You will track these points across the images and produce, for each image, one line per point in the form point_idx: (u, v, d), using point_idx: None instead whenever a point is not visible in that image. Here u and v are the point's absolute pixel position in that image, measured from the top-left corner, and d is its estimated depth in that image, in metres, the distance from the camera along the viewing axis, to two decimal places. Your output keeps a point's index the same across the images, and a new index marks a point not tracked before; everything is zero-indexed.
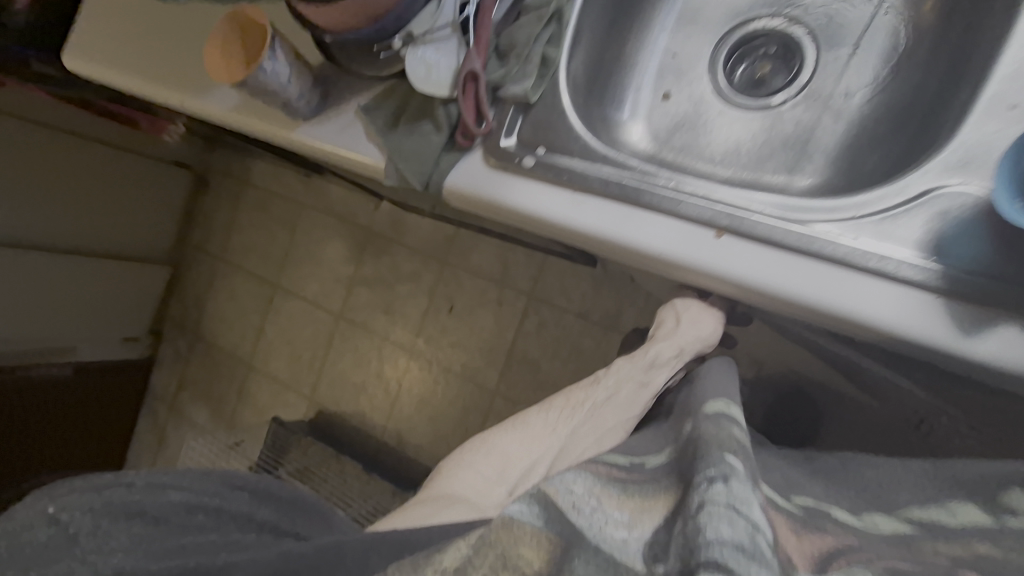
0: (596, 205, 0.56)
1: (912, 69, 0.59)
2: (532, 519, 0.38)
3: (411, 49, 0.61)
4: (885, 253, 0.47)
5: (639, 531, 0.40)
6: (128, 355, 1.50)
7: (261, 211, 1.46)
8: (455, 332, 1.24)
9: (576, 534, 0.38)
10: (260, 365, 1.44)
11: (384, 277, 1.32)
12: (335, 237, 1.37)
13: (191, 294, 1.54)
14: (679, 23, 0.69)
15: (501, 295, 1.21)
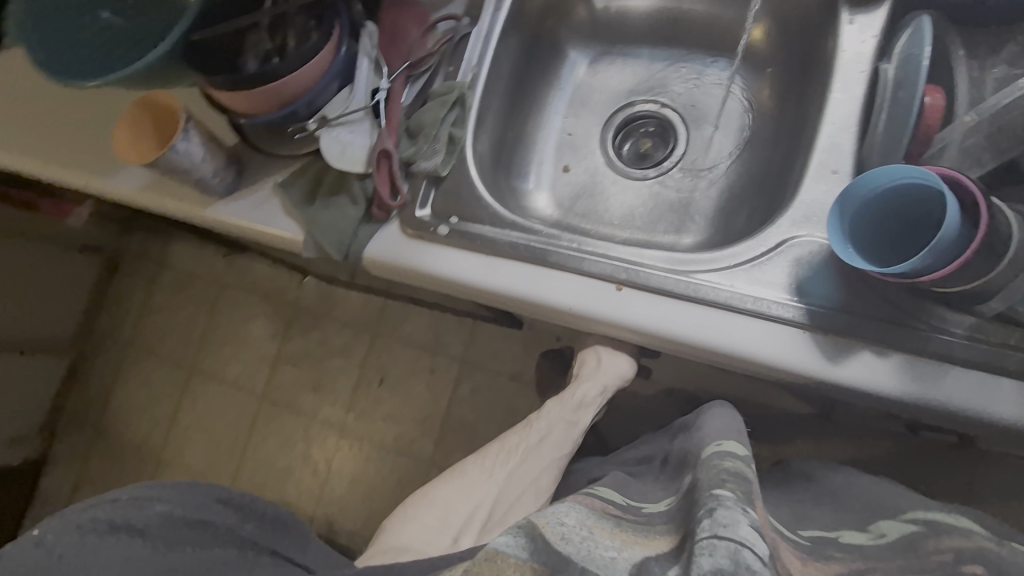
0: (511, 267, 0.62)
1: (760, 147, 0.74)
2: (517, 550, 0.48)
3: (326, 130, 0.65)
4: (758, 296, 0.54)
5: (627, 553, 0.50)
6: (10, 459, 1.42)
7: (178, 292, 1.53)
8: (389, 401, 1.36)
9: (560, 560, 0.47)
10: (171, 458, 1.44)
11: (313, 353, 1.43)
12: (260, 315, 1.47)
13: (102, 378, 1.53)
14: (573, 107, 0.84)
15: (434, 363, 1.36)
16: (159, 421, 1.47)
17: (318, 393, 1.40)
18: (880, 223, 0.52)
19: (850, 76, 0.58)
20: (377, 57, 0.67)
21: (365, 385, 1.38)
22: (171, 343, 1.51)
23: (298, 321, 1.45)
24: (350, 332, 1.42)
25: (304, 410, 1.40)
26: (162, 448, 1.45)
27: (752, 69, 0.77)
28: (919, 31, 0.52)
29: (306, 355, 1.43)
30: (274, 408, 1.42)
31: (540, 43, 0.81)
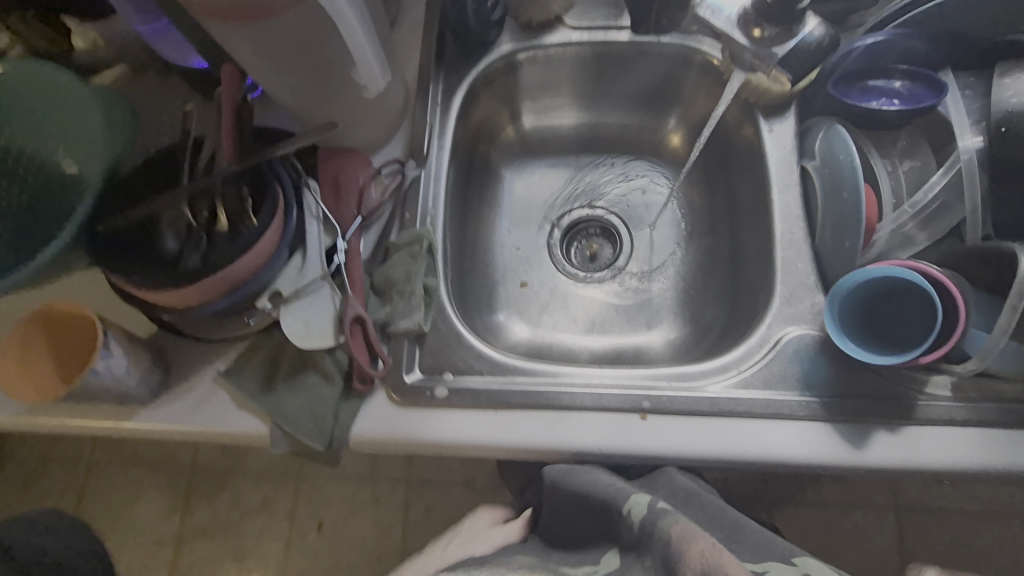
0: (524, 417, 0.58)
1: (700, 237, 0.80)
2: None
3: (284, 308, 0.57)
4: (776, 399, 0.56)
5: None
6: None
7: (22, 489, 1.17)
8: (333, 552, 1.13)
9: None
10: None
11: (225, 520, 1.15)
12: (148, 490, 1.16)
13: None
14: (514, 222, 0.82)
15: (376, 491, 1.16)
16: None
17: (242, 564, 1.12)
18: (862, 317, 0.57)
19: (784, 177, 0.65)
20: (327, 215, 0.62)
21: (302, 533, 1.14)
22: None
23: (200, 482, 1.16)
24: (269, 483, 1.16)
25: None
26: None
27: (675, 167, 0.83)
28: (835, 138, 0.61)
29: (218, 525, 1.14)
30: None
31: (475, 165, 0.78)
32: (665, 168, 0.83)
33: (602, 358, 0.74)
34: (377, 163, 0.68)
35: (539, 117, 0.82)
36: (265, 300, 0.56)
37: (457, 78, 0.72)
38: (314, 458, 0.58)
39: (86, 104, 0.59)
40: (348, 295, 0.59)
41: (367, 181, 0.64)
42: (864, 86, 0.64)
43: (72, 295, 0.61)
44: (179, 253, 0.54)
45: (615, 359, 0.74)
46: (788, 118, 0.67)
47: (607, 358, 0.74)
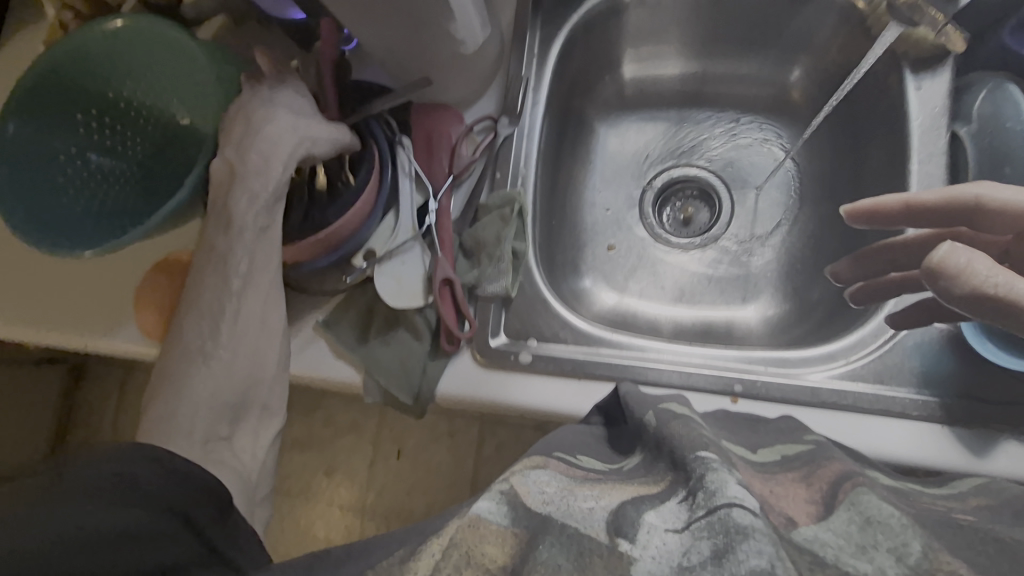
0: (606, 388, 0.57)
1: (811, 202, 0.72)
2: (499, 518, 0.37)
3: (378, 267, 0.59)
4: (889, 395, 0.52)
5: (608, 502, 0.39)
6: None
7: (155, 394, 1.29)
8: (410, 476, 1.22)
9: (542, 522, 0.37)
10: None
11: (318, 437, 1.26)
12: None
13: None
14: (605, 180, 0.78)
15: (453, 427, 1.22)
16: None
17: (330, 479, 1.24)
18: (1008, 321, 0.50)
19: (929, 143, 0.56)
20: (419, 172, 0.62)
21: (384, 459, 1.23)
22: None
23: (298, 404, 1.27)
24: (356, 408, 1.25)
25: (318, 501, 1.24)
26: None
27: (791, 124, 0.74)
28: (1006, 98, 0.54)
29: (311, 441, 1.26)
30: (287, 499, 1.23)
31: (569, 119, 0.74)
32: (780, 125, 0.75)
33: (690, 331, 0.71)
34: (469, 119, 0.66)
35: (642, 66, 0.76)
36: (361, 258, 0.59)
37: (555, 26, 0.67)
38: (404, 409, 0.61)
39: (198, 63, 0.60)
40: (437, 255, 0.60)
41: (459, 137, 0.63)
42: None
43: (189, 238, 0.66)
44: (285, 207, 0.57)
45: (704, 331, 0.70)
46: (941, 73, 0.57)
47: (696, 330, 0.71)
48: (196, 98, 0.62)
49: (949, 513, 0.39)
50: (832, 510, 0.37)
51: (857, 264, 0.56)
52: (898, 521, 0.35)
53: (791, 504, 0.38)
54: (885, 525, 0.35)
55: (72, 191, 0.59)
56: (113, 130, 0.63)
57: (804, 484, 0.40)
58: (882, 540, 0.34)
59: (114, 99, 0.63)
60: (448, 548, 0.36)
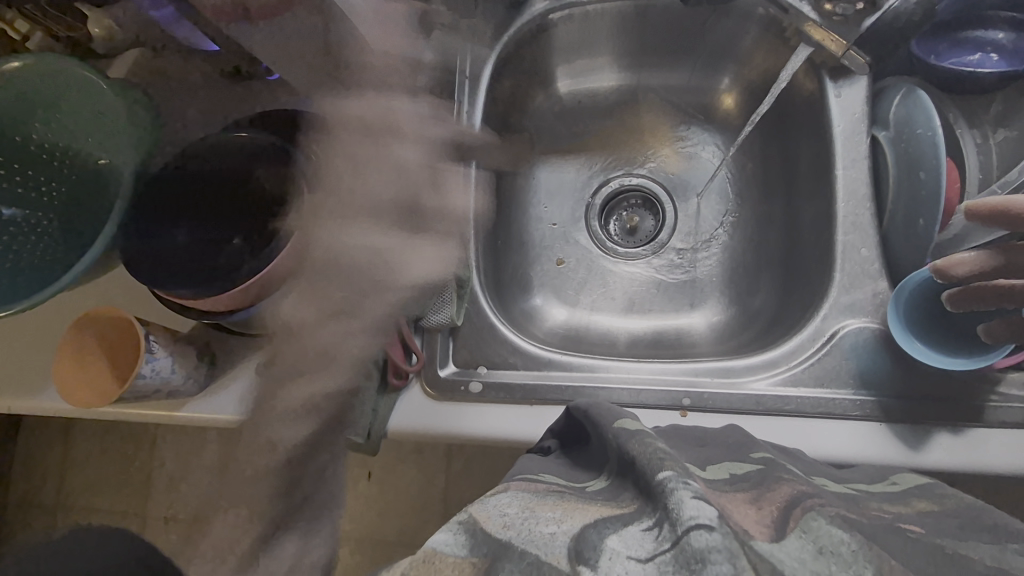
0: (555, 411, 0.57)
1: (749, 207, 0.74)
2: (456, 548, 0.33)
3: (319, 305, 0.58)
4: (828, 399, 0.53)
5: (570, 526, 0.34)
6: None
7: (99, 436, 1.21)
8: (379, 499, 1.20)
9: (501, 547, 0.32)
10: None
11: None
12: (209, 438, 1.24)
13: None
14: (550, 194, 0.78)
15: (420, 446, 1.20)
16: None
17: None
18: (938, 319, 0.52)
19: (851, 150, 0.58)
20: (354, 206, 0.60)
21: (351, 483, 1.21)
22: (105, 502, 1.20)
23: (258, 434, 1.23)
24: None
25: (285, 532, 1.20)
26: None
27: (725, 131, 0.76)
28: (917, 104, 0.54)
29: None
30: None
31: (508, 137, 0.74)
32: (716, 132, 0.76)
33: (641, 342, 0.71)
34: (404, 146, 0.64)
35: (577, 80, 0.76)
36: None
37: (486, 45, 0.66)
38: (356, 450, 0.59)
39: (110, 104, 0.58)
40: None
41: None
42: (955, 39, 0.56)
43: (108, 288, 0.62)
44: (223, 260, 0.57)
45: (655, 340, 0.71)
46: (858, 80, 0.59)
47: (647, 340, 0.71)
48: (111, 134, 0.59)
49: (895, 520, 0.37)
50: (784, 534, 0.32)
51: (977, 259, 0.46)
52: (850, 548, 0.31)
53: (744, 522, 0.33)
54: (838, 555, 0.31)
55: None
56: (19, 174, 0.57)
57: (754, 506, 0.36)
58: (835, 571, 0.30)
59: (22, 142, 0.57)
60: None
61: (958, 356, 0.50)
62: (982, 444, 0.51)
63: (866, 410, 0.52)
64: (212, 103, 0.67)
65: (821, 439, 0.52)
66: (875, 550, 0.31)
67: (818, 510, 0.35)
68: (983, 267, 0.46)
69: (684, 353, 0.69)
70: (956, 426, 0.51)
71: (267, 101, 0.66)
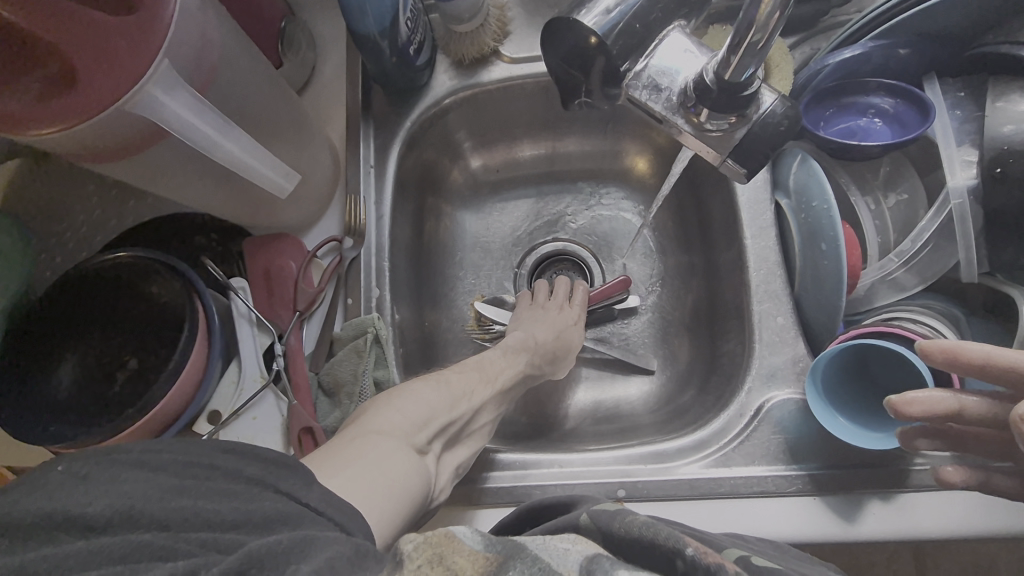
0: (491, 515, 0.54)
1: (676, 265, 0.74)
2: (475, 539, 0.30)
3: (226, 430, 0.55)
4: (760, 476, 0.52)
5: (584, 548, 0.33)
6: None
7: None
8: None
9: (515, 547, 0.30)
10: None
11: None
12: None
13: None
14: (476, 267, 0.76)
15: None
16: None
17: None
18: (850, 384, 0.53)
19: (756, 217, 0.60)
20: (260, 315, 0.57)
21: None
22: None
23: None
24: None
25: None
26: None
27: (643, 192, 0.76)
28: (810, 174, 0.55)
29: None
30: None
31: (426, 218, 0.72)
32: (633, 194, 0.76)
33: (580, 415, 0.69)
34: (311, 245, 0.62)
35: (491, 152, 0.75)
36: (205, 423, 0.55)
37: (389, 132, 0.65)
38: None
39: None
40: (292, 403, 0.55)
41: (301, 270, 0.59)
42: (841, 103, 0.58)
43: None
44: (117, 392, 0.54)
45: (593, 412, 0.69)
46: None
47: (586, 413, 0.69)
48: None
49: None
50: None
51: (932, 403, 0.42)
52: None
53: None
54: None
55: None
56: None
57: None
58: None
59: None
60: (420, 544, 0.29)
61: (878, 431, 0.49)
62: (913, 509, 0.51)
63: (798, 485, 0.52)
64: (104, 213, 0.64)
65: (757, 520, 0.51)
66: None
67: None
68: (934, 408, 0.42)
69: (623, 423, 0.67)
70: (888, 493, 0.51)
71: (162, 208, 0.63)
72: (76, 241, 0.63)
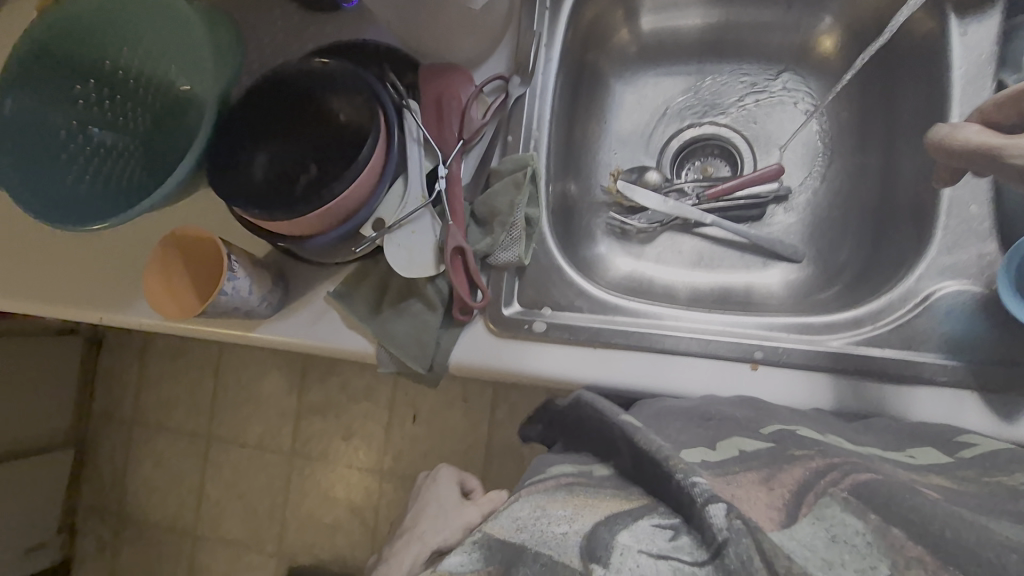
0: (622, 357, 0.56)
1: (842, 160, 0.69)
2: (473, 565, 0.38)
3: (388, 237, 0.57)
4: (917, 360, 0.50)
5: (581, 525, 0.39)
6: (34, 567, 1.31)
7: (177, 359, 1.38)
8: (427, 438, 1.25)
9: (517, 552, 0.37)
10: (208, 532, 1.33)
11: (336, 401, 1.30)
12: (273, 369, 1.33)
13: (110, 466, 1.39)
14: (621, 139, 0.75)
15: (467, 392, 1.24)
16: (187, 498, 1.35)
17: (351, 440, 1.28)
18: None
19: (971, 96, 0.55)
20: (427, 137, 0.59)
21: (401, 421, 1.26)
22: (181, 413, 1.37)
23: (313, 370, 1.31)
24: (372, 372, 1.28)
25: (339, 461, 1.28)
26: (196, 530, 1.34)
27: (817, 77, 0.71)
28: None
29: (331, 404, 1.30)
30: (310, 462, 1.29)
31: (584, 77, 0.71)
32: (807, 79, 0.72)
33: (708, 296, 0.69)
34: (478, 80, 0.63)
35: (658, 17, 0.72)
36: (370, 228, 0.57)
37: None
38: (420, 379, 0.61)
39: (191, 27, 0.63)
40: (449, 224, 0.58)
41: (470, 99, 0.60)
42: None
43: (185, 211, 0.64)
44: (302, 191, 0.58)
45: (722, 296, 0.69)
46: (988, 18, 0.56)
47: (714, 296, 0.69)
48: (192, 65, 0.65)
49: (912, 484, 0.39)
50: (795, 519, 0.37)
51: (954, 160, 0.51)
52: (864, 540, 0.35)
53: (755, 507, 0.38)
54: (852, 545, 0.35)
55: (80, 167, 0.64)
56: (111, 101, 0.66)
57: (764, 487, 0.40)
58: (850, 562, 0.34)
59: (111, 67, 0.66)
60: None
61: None
62: None
63: (963, 378, 0.49)
64: (287, 32, 0.67)
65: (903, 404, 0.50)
66: (888, 540, 0.35)
67: (832, 494, 0.38)
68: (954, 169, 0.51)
69: (752, 308, 0.66)
70: None
71: (342, 32, 0.66)
72: (265, 55, 0.67)
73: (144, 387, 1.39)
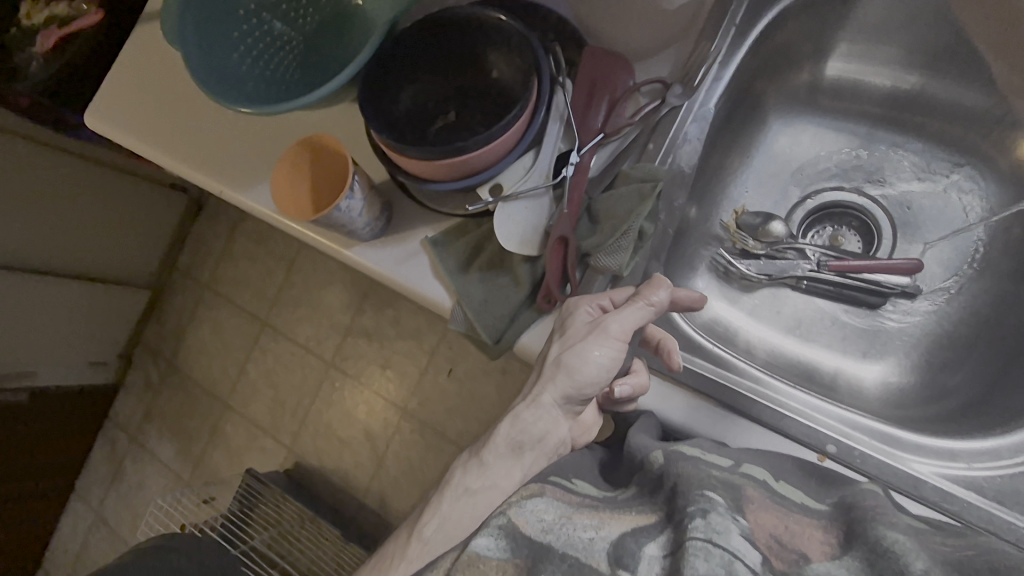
0: (690, 400, 0.54)
1: (991, 278, 0.63)
2: (498, 553, 0.38)
3: (502, 205, 0.57)
4: (1007, 519, 0.48)
5: (607, 533, 0.39)
6: (93, 380, 1.46)
7: (258, 244, 1.46)
8: (455, 395, 1.27)
9: (541, 550, 0.37)
10: (238, 406, 1.43)
11: (384, 331, 1.34)
12: (339, 282, 1.39)
13: (175, 317, 1.51)
14: (760, 179, 0.71)
15: (506, 365, 1.24)
16: (230, 369, 1.45)
17: (385, 370, 1.33)
18: None
19: None
20: (570, 118, 0.58)
21: (435, 371, 1.29)
22: (248, 292, 1.46)
23: (376, 297, 1.36)
24: (426, 316, 1.31)
25: (369, 386, 1.34)
26: (229, 400, 1.44)
27: (995, 180, 0.64)
28: None
29: (378, 333, 1.35)
30: (343, 378, 1.36)
31: (745, 102, 0.67)
32: (986, 178, 0.65)
33: (795, 368, 0.65)
34: (638, 77, 0.61)
35: (846, 65, 0.67)
36: (486, 191, 0.57)
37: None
38: (482, 347, 0.62)
39: None
40: (562, 211, 0.57)
41: (624, 94, 0.58)
42: None
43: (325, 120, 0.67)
44: (432, 133, 0.60)
45: (808, 371, 0.65)
46: None
47: (799, 368, 0.65)
48: None
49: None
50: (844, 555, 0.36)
51: None
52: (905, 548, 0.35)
53: (806, 545, 0.38)
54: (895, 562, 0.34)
55: (243, 48, 0.67)
56: None
57: (820, 528, 0.39)
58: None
59: None
60: None
61: None
62: None
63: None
64: None
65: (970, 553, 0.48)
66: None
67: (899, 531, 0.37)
68: None
69: (836, 397, 0.63)
70: None
71: None
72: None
73: (223, 257, 1.49)
